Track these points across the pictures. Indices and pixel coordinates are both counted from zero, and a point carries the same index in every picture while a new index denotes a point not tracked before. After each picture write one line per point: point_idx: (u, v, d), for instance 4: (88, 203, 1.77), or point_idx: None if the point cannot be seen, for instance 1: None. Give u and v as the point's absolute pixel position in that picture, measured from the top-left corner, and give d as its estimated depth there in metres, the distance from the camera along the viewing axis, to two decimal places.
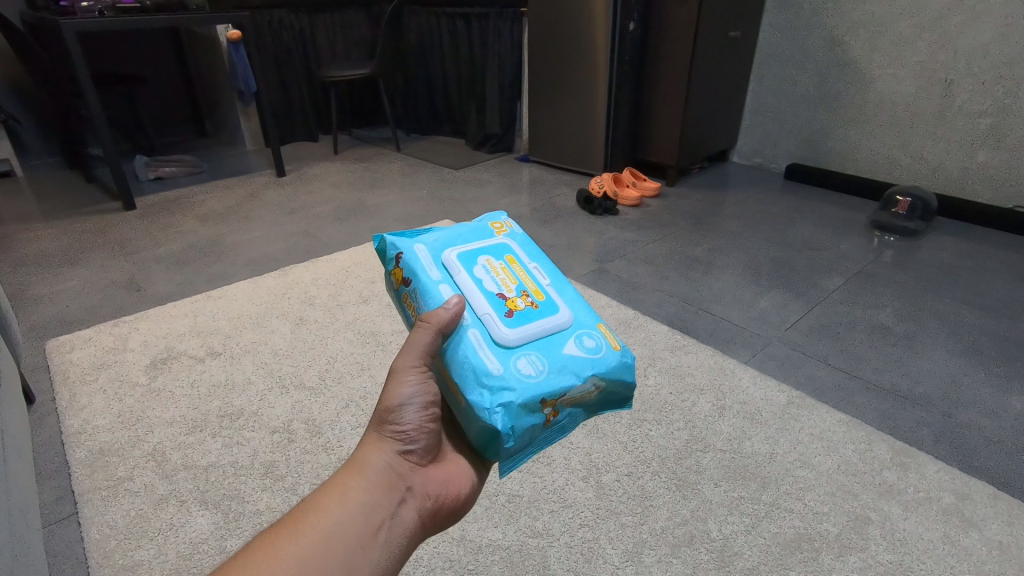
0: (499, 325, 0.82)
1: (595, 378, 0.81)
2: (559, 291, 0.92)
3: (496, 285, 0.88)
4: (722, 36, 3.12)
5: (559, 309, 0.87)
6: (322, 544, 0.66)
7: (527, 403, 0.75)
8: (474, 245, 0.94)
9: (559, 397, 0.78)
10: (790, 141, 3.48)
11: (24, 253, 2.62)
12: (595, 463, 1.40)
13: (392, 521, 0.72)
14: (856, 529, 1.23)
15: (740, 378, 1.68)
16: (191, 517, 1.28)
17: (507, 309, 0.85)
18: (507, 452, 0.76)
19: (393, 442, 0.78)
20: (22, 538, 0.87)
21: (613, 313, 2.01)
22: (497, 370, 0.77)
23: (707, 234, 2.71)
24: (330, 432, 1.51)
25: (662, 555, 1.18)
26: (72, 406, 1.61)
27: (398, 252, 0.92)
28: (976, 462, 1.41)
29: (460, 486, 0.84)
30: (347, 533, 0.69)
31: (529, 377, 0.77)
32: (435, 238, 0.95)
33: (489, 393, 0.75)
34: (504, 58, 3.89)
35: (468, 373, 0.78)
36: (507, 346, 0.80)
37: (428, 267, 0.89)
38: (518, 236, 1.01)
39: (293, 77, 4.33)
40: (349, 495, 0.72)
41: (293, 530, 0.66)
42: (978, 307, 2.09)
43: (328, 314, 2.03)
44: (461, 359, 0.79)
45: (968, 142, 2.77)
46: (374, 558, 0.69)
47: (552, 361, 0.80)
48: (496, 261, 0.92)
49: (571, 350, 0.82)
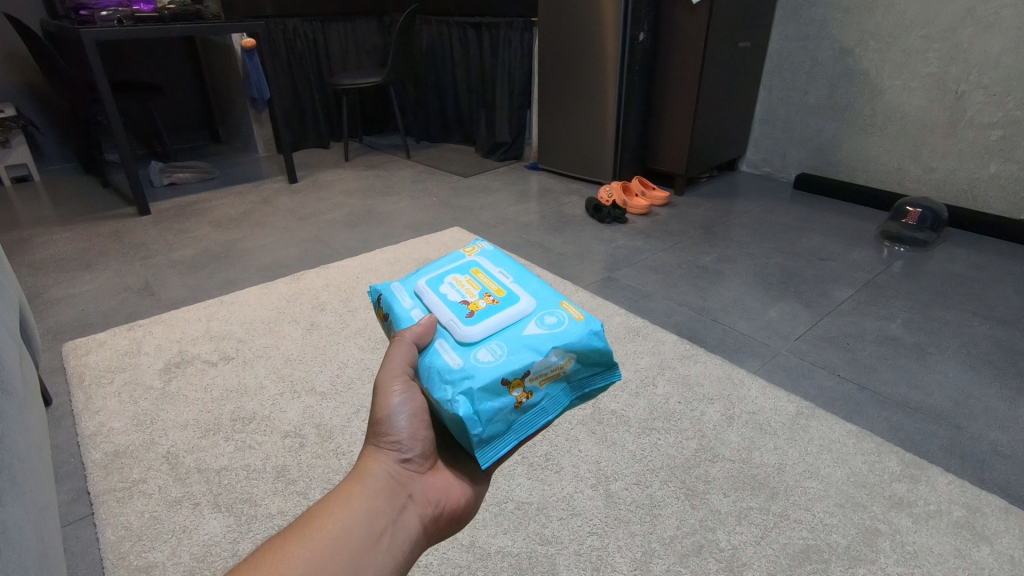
0: (460, 325, 0.84)
1: (556, 350, 0.81)
2: (523, 286, 0.93)
3: (460, 294, 0.91)
4: (731, 46, 3.13)
5: (519, 299, 0.89)
6: (330, 545, 0.66)
7: (488, 386, 0.76)
8: (442, 268, 1.00)
9: (522, 375, 0.78)
10: (799, 151, 3.49)
11: (42, 257, 2.67)
12: (604, 471, 1.41)
13: (394, 526, 0.73)
14: (866, 541, 1.23)
15: (749, 389, 1.68)
16: (204, 519, 1.30)
17: (468, 310, 0.87)
18: (481, 440, 0.76)
19: (389, 450, 0.79)
20: (42, 536, 0.88)
21: (621, 321, 2.02)
22: (458, 364, 0.79)
23: (716, 243, 2.72)
24: (341, 436, 1.52)
25: (671, 564, 1.18)
26: (87, 409, 1.63)
27: (380, 294, 1.00)
28: (986, 475, 1.40)
29: (459, 493, 0.84)
30: (353, 535, 0.69)
31: (488, 362, 0.78)
32: (410, 275, 1.02)
33: (452, 386, 0.76)
34: (513, 67, 3.92)
35: (433, 374, 0.79)
36: (469, 341, 0.82)
37: (401, 298, 0.95)
38: (489, 253, 1.04)
39: (305, 85, 4.39)
40: (352, 500, 0.72)
41: (301, 534, 0.67)
42: (989, 319, 2.08)
43: (339, 320, 2.05)
44: (428, 364, 0.81)
45: (979, 153, 2.76)
46: (381, 561, 0.68)
47: (513, 343, 0.81)
48: (461, 275, 0.96)
49: (532, 331, 0.83)
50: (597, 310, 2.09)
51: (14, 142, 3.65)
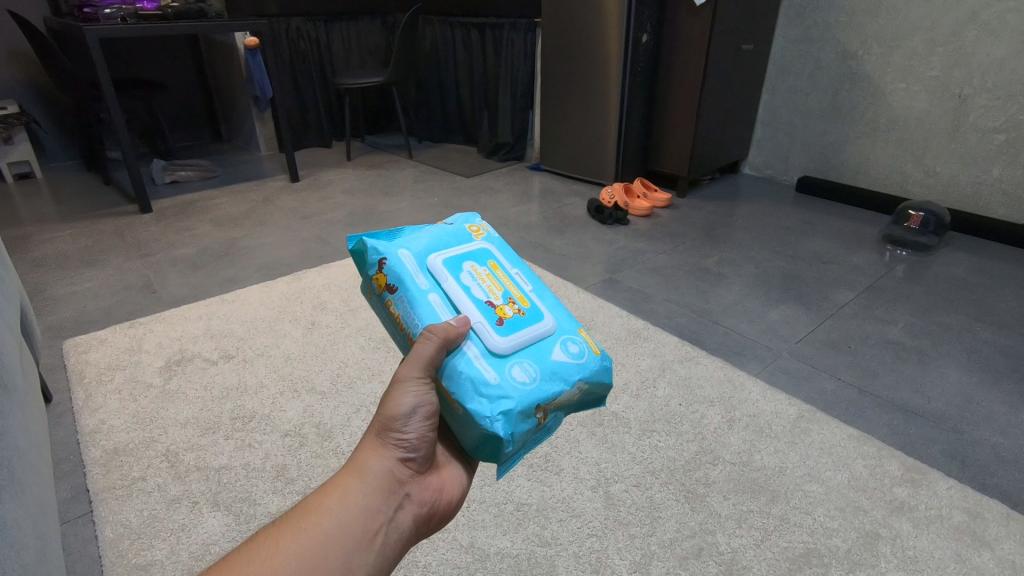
0: (492, 333, 0.81)
1: (581, 383, 0.83)
2: (540, 298, 0.92)
3: (484, 293, 0.86)
4: (734, 48, 3.13)
5: (544, 315, 0.88)
6: (324, 544, 0.66)
7: (525, 411, 0.76)
8: (456, 249, 0.91)
9: (551, 402, 0.79)
10: (801, 153, 3.48)
11: (43, 254, 2.67)
12: (604, 473, 1.41)
13: (389, 526, 0.72)
14: (866, 545, 1.22)
15: (750, 391, 1.68)
16: (203, 518, 1.29)
17: (498, 317, 0.84)
18: (504, 457, 0.77)
19: (392, 447, 0.77)
20: (41, 533, 0.88)
21: (622, 323, 2.01)
22: (494, 379, 0.77)
23: (717, 246, 2.71)
24: (341, 436, 1.52)
25: (671, 567, 1.18)
26: (87, 406, 1.63)
27: (380, 257, 0.86)
28: (988, 480, 1.40)
29: (452, 492, 0.84)
30: (348, 534, 0.68)
31: (524, 385, 0.78)
32: (416, 240, 0.90)
33: (488, 402, 0.75)
34: (517, 67, 3.92)
35: (465, 383, 0.77)
36: (501, 355, 0.80)
37: (415, 274, 0.85)
38: (494, 238, 0.98)
39: (308, 84, 4.39)
40: (350, 496, 0.72)
41: (296, 528, 0.66)
42: (991, 324, 2.08)
43: (339, 319, 2.05)
44: (457, 370, 0.78)
45: (982, 157, 2.76)
46: (371, 561, 0.68)
47: (544, 367, 0.81)
48: (479, 267, 0.90)
49: (559, 356, 0.83)
50: (598, 311, 2.08)
51: (17, 139, 3.65)
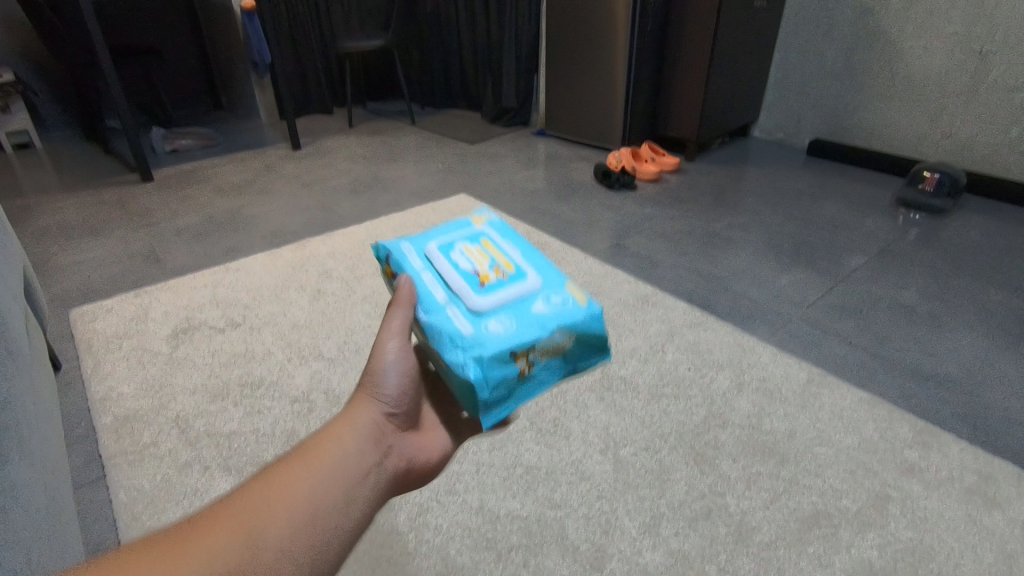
0: (469, 292, 0.83)
1: (564, 329, 0.80)
2: (530, 259, 0.92)
3: (468, 262, 0.89)
4: (747, 5, 3.02)
5: (529, 273, 0.87)
6: (327, 475, 0.63)
7: (498, 355, 0.75)
8: (449, 233, 0.97)
9: (530, 347, 0.77)
10: (814, 116, 3.40)
11: (46, 224, 2.65)
12: (612, 437, 1.40)
13: (381, 469, 0.69)
14: (876, 507, 1.22)
15: (759, 356, 1.67)
16: (215, 482, 1.31)
17: (478, 279, 0.85)
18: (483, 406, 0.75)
19: (378, 398, 0.76)
20: (53, 494, 0.89)
21: (631, 289, 1.99)
22: (468, 331, 0.77)
23: (727, 211, 2.67)
24: (349, 402, 1.52)
25: (680, 528, 1.19)
26: (97, 374, 1.64)
27: (382, 251, 0.98)
28: (1000, 442, 1.39)
29: (434, 456, 0.82)
30: (349, 469, 0.65)
31: (498, 333, 0.77)
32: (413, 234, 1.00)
33: (462, 350, 0.75)
34: (521, 28, 3.81)
35: (440, 337, 0.78)
36: (478, 310, 0.80)
37: (404, 255, 0.93)
38: (496, 223, 1.02)
39: (308, 48, 4.29)
40: (347, 436, 0.69)
41: (297, 462, 0.63)
42: (1006, 287, 2.04)
43: (345, 288, 2.03)
44: (435, 326, 0.79)
45: (1002, 117, 2.68)
46: (367, 498, 0.65)
47: (523, 317, 0.80)
48: (469, 243, 0.95)
49: (542, 305, 0.82)
50: (606, 278, 2.05)
51: (14, 108, 3.59)
